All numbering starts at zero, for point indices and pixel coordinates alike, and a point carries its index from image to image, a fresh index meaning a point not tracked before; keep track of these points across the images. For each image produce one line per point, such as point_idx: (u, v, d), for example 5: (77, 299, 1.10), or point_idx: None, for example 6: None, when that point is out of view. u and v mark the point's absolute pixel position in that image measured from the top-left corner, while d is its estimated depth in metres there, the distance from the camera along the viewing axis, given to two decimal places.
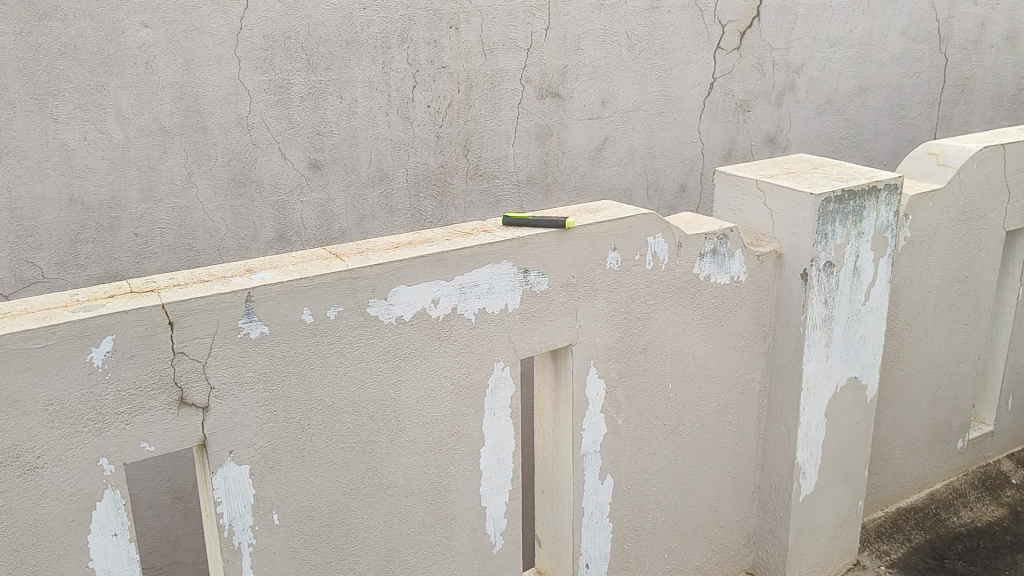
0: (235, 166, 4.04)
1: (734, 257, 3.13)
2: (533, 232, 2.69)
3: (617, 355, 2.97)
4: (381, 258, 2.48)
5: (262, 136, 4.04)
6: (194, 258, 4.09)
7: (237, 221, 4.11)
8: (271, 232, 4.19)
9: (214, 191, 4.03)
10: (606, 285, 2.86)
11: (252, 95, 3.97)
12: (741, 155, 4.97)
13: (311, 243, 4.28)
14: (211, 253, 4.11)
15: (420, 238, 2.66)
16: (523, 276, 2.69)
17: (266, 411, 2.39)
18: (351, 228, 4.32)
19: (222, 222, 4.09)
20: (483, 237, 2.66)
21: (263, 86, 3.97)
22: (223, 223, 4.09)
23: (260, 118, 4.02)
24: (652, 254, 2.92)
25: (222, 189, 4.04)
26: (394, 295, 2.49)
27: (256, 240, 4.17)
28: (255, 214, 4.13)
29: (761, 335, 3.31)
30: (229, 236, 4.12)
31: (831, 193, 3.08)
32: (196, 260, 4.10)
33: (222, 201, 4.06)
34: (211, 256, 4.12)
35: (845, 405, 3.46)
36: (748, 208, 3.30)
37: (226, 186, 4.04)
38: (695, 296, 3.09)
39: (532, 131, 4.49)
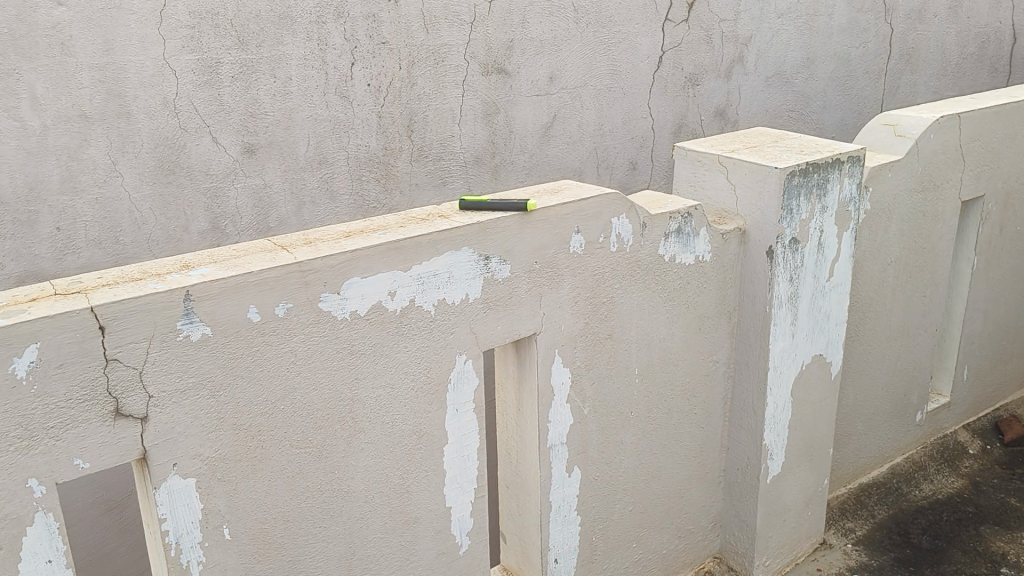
0: (162, 152, 3.79)
1: (699, 236, 3.00)
2: (492, 216, 2.53)
3: (583, 342, 2.84)
4: (332, 249, 2.30)
5: (190, 119, 3.80)
6: (122, 253, 3.84)
7: (167, 211, 3.87)
8: (205, 223, 3.96)
9: (140, 180, 3.78)
10: (570, 269, 2.72)
11: (178, 76, 3.72)
12: (691, 131, 4.84)
13: (248, 233, 4.06)
14: (140, 246, 3.86)
15: (372, 226, 2.48)
16: (484, 263, 2.53)
17: (211, 419, 2.19)
18: (290, 216, 4.10)
19: (150, 213, 3.84)
20: (440, 224, 2.49)
21: (190, 67, 3.73)
22: (152, 213, 3.85)
23: (188, 101, 3.77)
24: (617, 236, 2.79)
25: (150, 178, 3.80)
26: (347, 289, 2.30)
27: (188, 231, 3.93)
28: (187, 204, 3.90)
29: (727, 316, 3.20)
30: (158, 228, 3.88)
31: (795, 167, 2.98)
32: (123, 254, 3.85)
33: (150, 190, 3.82)
34: (139, 250, 3.87)
35: (811, 383, 3.39)
36: (709, 184, 3.19)
37: (154, 175, 3.80)
38: (661, 279, 2.96)
39: (477, 109, 4.31)
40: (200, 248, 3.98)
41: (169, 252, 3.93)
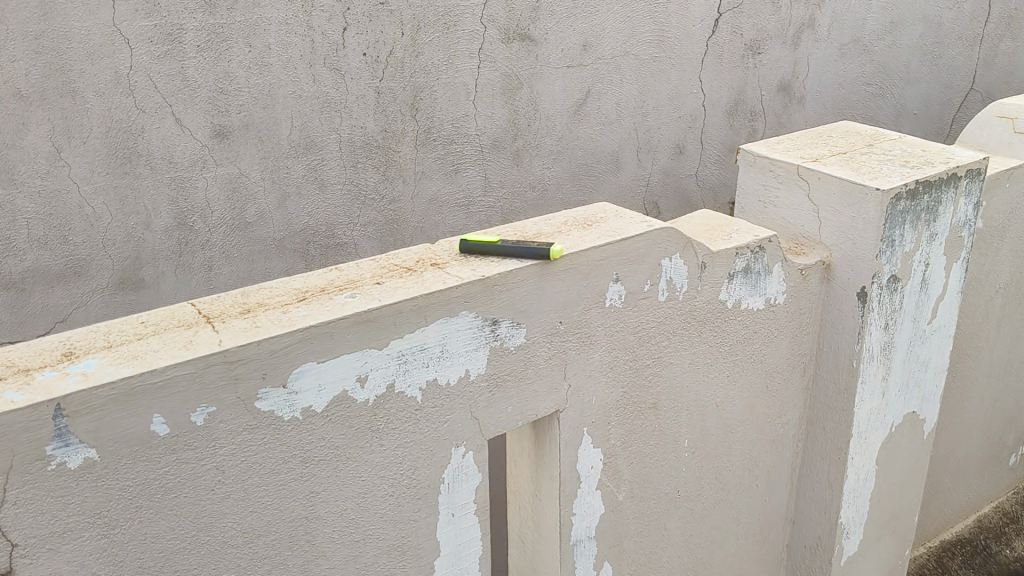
0: (117, 137, 3.11)
1: (772, 274, 2.33)
2: (501, 268, 1.88)
3: (620, 415, 2.19)
4: (275, 325, 1.66)
5: (149, 98, 3.10)
6: (72, 254, 3.19)
7: (125, 206, 3.20)
8: (170, 218, 3.30)
9: (92, 171, 3.12)
10: (605, 328, 2.07)
11: (132, 47, 3.02)
12: (749, 109, 4.12)
13: (222, 229, 3.39)
14: (92, 247, 3.21)
15: (337, 281, 1.84)
16: (490, 330, 1.89)
17: (105, 565, 1.57)
18: (272, 210, 3.43)
19: (105, 208, 3.18)
20: (429, 279, 1.84)
21: (146, 35, 3.02)
22: (108, 208, 3.19)
23: (146, 76, 3.07)
24: (667, 281, 2.12)
25: (102, 167, 3.13)
26: (297, 379, 1.67)
27: (151, 229, 3.27)
28: (148, 197, 3.23)
29: (801, 368, 2.54)
30: (116, 226, 3.22)
31: (902, 188, 2.28)
32: (74, 256, 3.20)
33: (103, 182, 3.15)
34: (93, 251, 3.22)
35: (899, 445, 2.73)
36: (783, 202, 2.50)
37: (107, 164, 3.12)
38: (722, 330, 2.29)
39: (497, 84, 3.59)
40: (166, 248, 3.33)
41: (128, 254, 3.27)
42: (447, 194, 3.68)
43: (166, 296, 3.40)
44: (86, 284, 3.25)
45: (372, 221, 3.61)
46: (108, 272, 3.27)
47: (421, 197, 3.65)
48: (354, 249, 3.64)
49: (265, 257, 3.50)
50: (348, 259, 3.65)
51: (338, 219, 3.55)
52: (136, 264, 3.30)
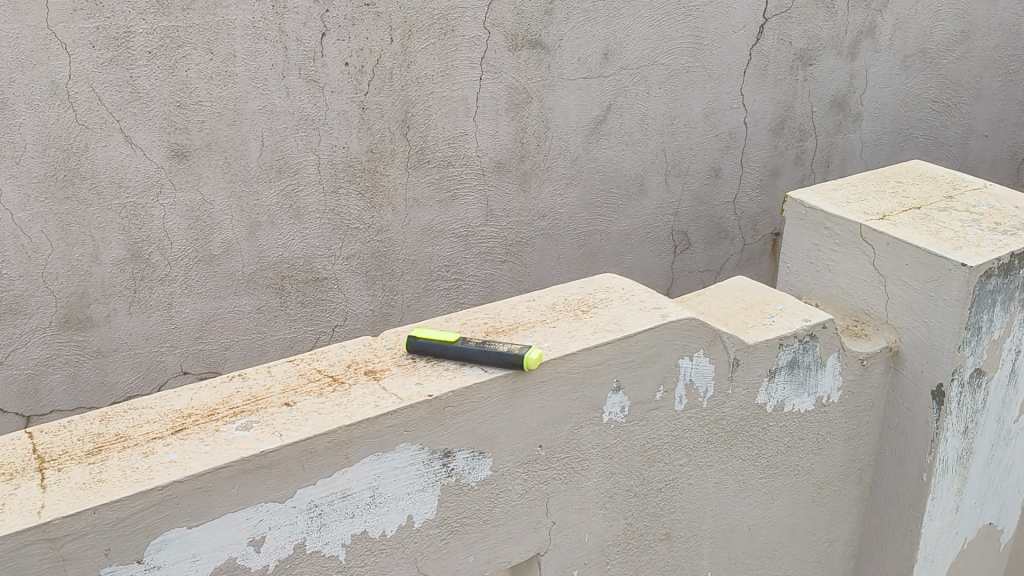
0: (55, 155, 2.27)
1: (826, 368, 1.82)
2: (461, 381, 1.39)
3: (623, 552, 1.71)
4: (126, 476, 1.20)
5: (92, 112, 2.27)
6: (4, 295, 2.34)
7: (68, 236, 2.35)
8: (122, 249, 2.44)
9: (27, 194, 2.27)
10: (601, 449, 1.58)
11: (72, 53, 2.20)
12: (798, 128, 3.51)
13: (182, 264, 2.53)
14: (31, 285, 2.36)
15: (233, 399, 1.36)
16: (444, 464, 1.41)
17: None
18: (240, 243, 2.58)
19: (43, 236, 2.33)
20: (359, 397, 1.35)
21: (88, 38, 2.20)
22: (46, 235, 2.33)
23: (88, 88, 2.25)
24: (687, 385, 1.63)
25: (37, 186, 2.28)
26: (159, 550, 1.21)
27: (99, 264, 2.42)
28: (96, 224, 2.38)
29: (855, 475, 2.02)
30: (58, 261, 2.37)
31: (994, 263, 1.77)
32: (5, 293, 2.34)
33: (39, 208, 2.30)
34: (31, 285, 2.36)
35: (972, 563, 2.21)
36: (841, 267, 1.99)
37: (46, 186, 2.29)
38: (759, 438, 1.79)
39: (501, 99, 2.84)
40: (116, 282, 2.46)
41: (73, 287, 2.41)
42: (442, 222, 2.88)
43: (121, 334, 2.53)
44: (23, 324, 2.39)
45: (356, 253, 2.77)
46: (50, 308, 2.42)
47: (412, 226, 2.82)
48: (337, 287, 2.78)
49: (233, 294, 2.63)
50: (330, 299, 2.79)
51: (316, 250, 2.69)
52: (83, 300, 2.44)
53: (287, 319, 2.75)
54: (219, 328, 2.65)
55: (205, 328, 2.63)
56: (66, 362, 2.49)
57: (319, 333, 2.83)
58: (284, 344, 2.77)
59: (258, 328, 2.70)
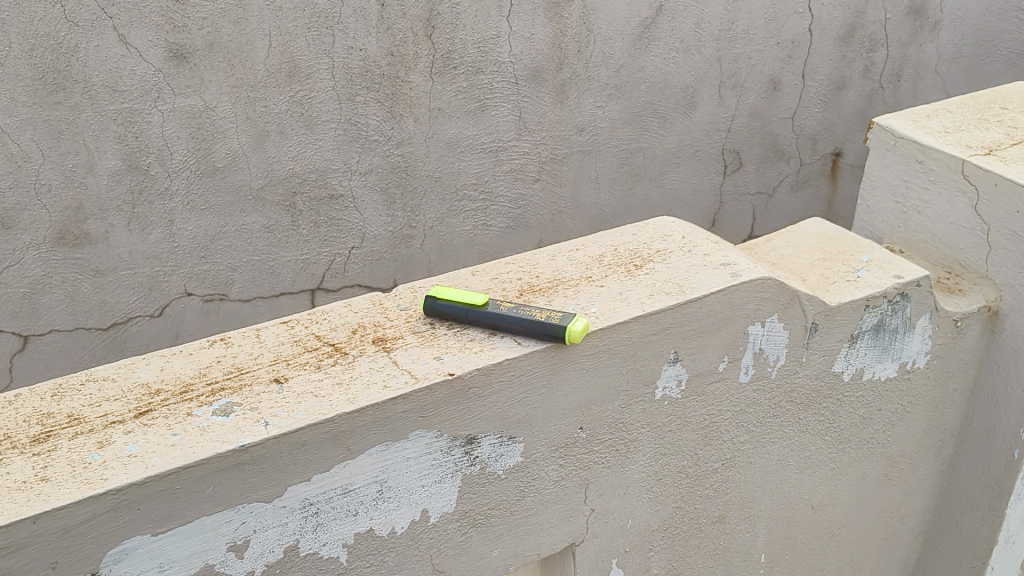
0: (42, 53, 1.97)
1: (915, 331, 1.56)
2: (490, 355, 1.15)
3: (671, 538, 1.48)
4: (75, 475, 0.97)
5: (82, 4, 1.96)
6: None
7: (59, 146, 2.07)
8: (119, 159, 2.15)
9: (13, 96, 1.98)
10: (652, 428, 1.34)
11: None
12: (869, 36, 3.13)
13: (182, 177, 2.24)
14: (24, 198, 2.08)
15: (211, 372, 1.13)
16: (467, 451, 1.17)
17: None
18: (246, 153, 2.28)
19: (33, 144, 2.04)
20: (365, 375, 1.11)
21: None
22: (36, 143, 2.05)
23: None
24: (757, 353, 1.37)
25: (24, 88, 1.98)
26: (117, 562, 0.99)
27: (94, 177, 2.14)
28: (89, 131, 2.09)
29: (932, 447, 1.78)
30: (51, 173, 2.09)
31: None
32: None
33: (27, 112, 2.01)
34: (21, 199, 2.08)
35: None
36: (934, 209, 1.70)
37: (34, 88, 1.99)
38: (832, 410, 1.54)
39: None
40: (114, 196, 2.18)
41: (67, 201, 2.14)
42: (471, 135, 2.57)
43: (121, 253, 2.25)
44: (15, 241, 2.12)
45: (375, 168, 2.47)
46: (42, 223, 2.15)
47: (437, 139, 2.52)
48: (354, 206, 2.49)
49: (241, 211, 2.35)
50: (346, 217, 2.51)
51: (330, 163, 2.40)
52: (79, 214, 2.16)
53: (299, 240, 2.48)
54: (225, 247, 2.37)
55: (210, 247, 2.35)
56: (64, 281, 2.22)
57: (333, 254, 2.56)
58: (296, 266, 2.50)
59: (264, 249, 2.43)
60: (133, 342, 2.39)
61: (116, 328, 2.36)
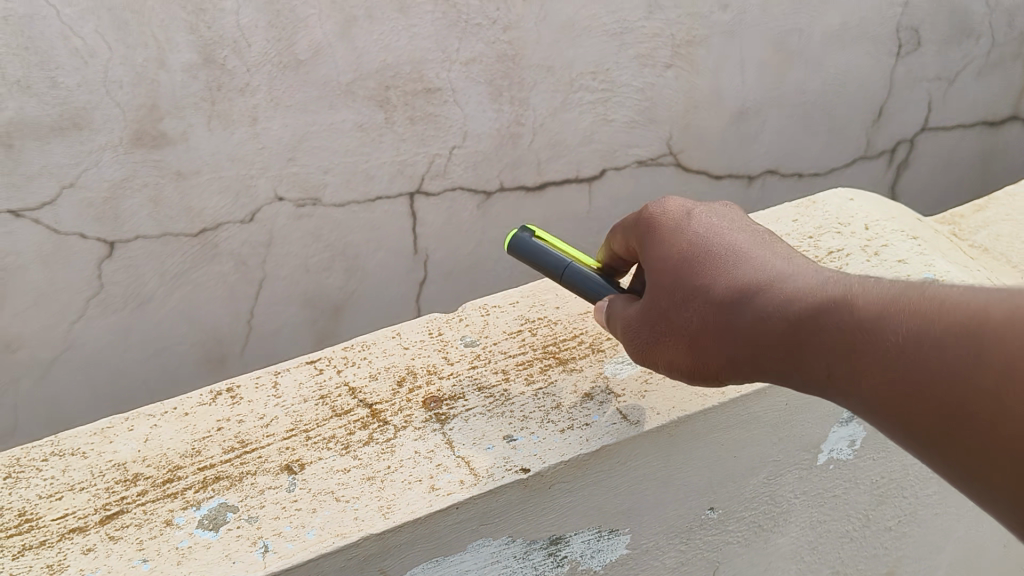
0: None
1: None
2: (586, 433, 0.82)
3: None
4: None
5: None
6: (39, 112, 1.81)
7: (126, 36, 1.82)
8: (193, 51, 1.89)
9: None
10: (809, 496, 1.00)
11: None
12: None
13: (268, 71, 1.96)
14: (95, 96, 1.85)
15: (209, 448, 0.84)
16: (555, 553, 0.86)
17: None
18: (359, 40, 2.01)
19: (112, 40, 1.82)
20: (406, 463, 0.81)
21: None
22: (102, 35, 1.81)
23: None
24: None
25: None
26: None
27: (169, 77, 1.89)
28: (158, 18, 1.83)
29: None
30: (128, 71, 1.86)
31: None
32: (69, 103, 1.83)
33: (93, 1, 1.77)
34: (93, 95, 1.85)
35: None
36: None
37: None
38: None
39: None
40: (190, 92, 1.92)
41: (141, 99, 1.89)
42: (589, 14, 2.16)
43: (203, 155, 2.00)
44: (90, 142, 1.89)
45: (478, 57, 2.13)
46: (118, 122, 1.90)
47: (548, 23, 2.13)
48: (453, 100, 2.17)
49: (329, 107, 2.06)
50: (446, 114, 2.18)
51: (427, 53, 2.07)
52: (155, 113, 1.92)
53: (395, 137, 2.16)
54: (314, 148, 2.10)
55: (299, 147, 2.08)
56: (144, 185, 1.98)
57: (435, 152, 2.22)
58: (394, 168, 2.20)
59: (356, 147, 2.13)
60: (223, 254, 2.15)
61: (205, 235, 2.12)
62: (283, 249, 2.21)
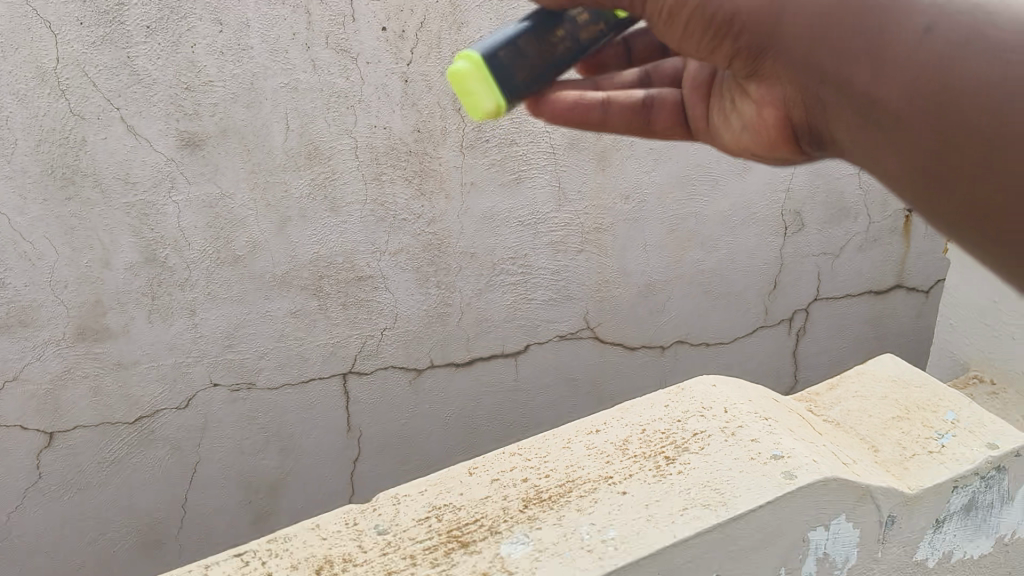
0: (53, 150, 1.86)
1: (1014, 503, 1.31)
2: None
3: None
4: None
5: (92, 101, 1.84)
6: None
7: (73, 240, 1.95)
8: (136, 252, 2.02)
9: (34, 196, 1.88)
10: None
11: (62, 29, 1.76)
12: None
13: (207, 267, 2.10)
14: (41, 295, 1.97)
15: None
16: None
17: None
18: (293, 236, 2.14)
19: (59, 244, 1.95)
20: None
21: (77, 15, 1.76)
22: (50, 240, 1.94)
23: (85, 72, 1.81)
24: (823, 560, 1.14)
25: (34, 186, 1.87)
26: None
27: (113, 275, 2.02)
28: (104, 224, 1.96)
29: None
30: (74, 272, 1.98)
31: None
32: (16, 303, 1.96)
33: (42, 210, 1.90)
34: (38, 295, 1.97)
35: None
36: None
37: (45, 187, 1.88)
38: None
39: None
40: (132, 290, 2.05)
41: (85, 296, 2.02)
42: (506, 207, 2.32)
43: (142, 346, 2.12)
44: (34, 337, 2.01)
45: (405, 247, 2.27)
46: (62, 320, 2.02)
47: (470, 215, 2.29)
48: (384, 286, 2.30)
49: (265, 298, 2.19)
50: (376, 298, 2.31)
51: (358, 246, 2.21)
52: (98, 309, 2.04)
53: (328, 323, 2.28)
54: (250, 336, 2.22)
55: (235, 335, 2.20)
56: (86, 376, 2.10)
57: (367, 335, 2.35)
58: (327, 351, 2.32)
59: (291, 333, 2.26)
60: (161, 438, 2.25)
61: (141, 422, 2.22)
62: (218, 433, 2.31)
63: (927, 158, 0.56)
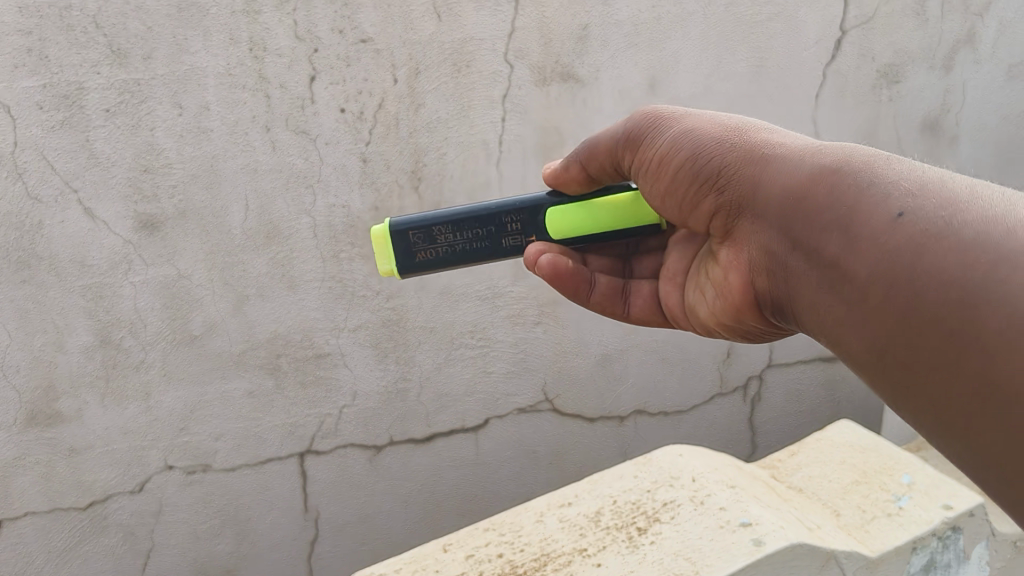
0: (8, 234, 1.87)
1: (970, 561, 1.36)
2: None
3: None
4: None
5: (48, 184, 1.86)
6: None
7: (27, 323, 1.95)
8: (91, 334, 2.02)
9: None
10: None
11: (21, 114, 1.80)
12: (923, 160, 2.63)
13: (163, 347, 2.09)
14: None
15: None
16: None
17: None
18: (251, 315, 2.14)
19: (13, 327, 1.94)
20: None
21: (37, 100, 1.80)
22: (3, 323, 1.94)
23: (43, 156, 1.84)
24: None
25: None
26: None
27: (67, 357, 2.01)
28: (59, 306, 1.96)
29: None
30: (28, 354, 1.98)
31: None
32: None
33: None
34: None
35: None
36: None
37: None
38: None
39: (528, 141, 2.20)
40: (86, 372, 2.04)
41: (38, 379, 2.01)
42: (464, 282, 2.35)
43: (95, 431, 2.10)
44: None
45: (364, 324, 2.27)
46: (14, 404, 2.01)
47: (428, 291, 2.31)
48: (343, 363, 2.29)
49: (222, 378, 2.17)
50: (336, 376, 2.30)
51: (316, 324, 2.21)
52: (51, 393, 2.02)
53: (286, 402, 2.27)
54: (206, 417, 2.20)
55: (191, 417, 2.18)
56: (37, 462, 2.07)
57: (325, 415, 2.34)
58: (284, 430, 2.30)
59: (248, 413, 2.24)
60: (113, 524, 2.20)
61: (93, 508, 2.17)
62: (173, 516, 2.27)
63: (880, 333, 0.74)
